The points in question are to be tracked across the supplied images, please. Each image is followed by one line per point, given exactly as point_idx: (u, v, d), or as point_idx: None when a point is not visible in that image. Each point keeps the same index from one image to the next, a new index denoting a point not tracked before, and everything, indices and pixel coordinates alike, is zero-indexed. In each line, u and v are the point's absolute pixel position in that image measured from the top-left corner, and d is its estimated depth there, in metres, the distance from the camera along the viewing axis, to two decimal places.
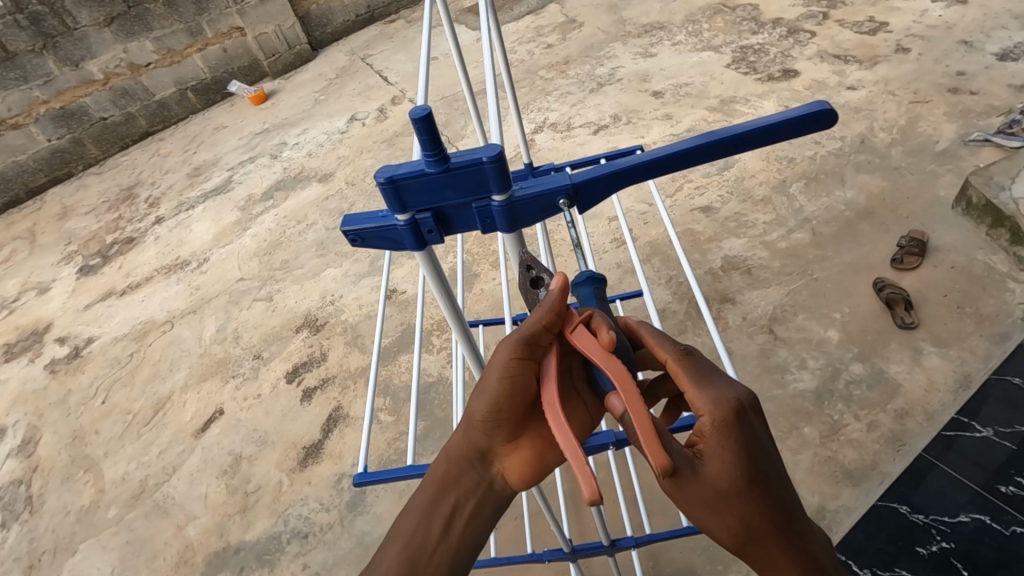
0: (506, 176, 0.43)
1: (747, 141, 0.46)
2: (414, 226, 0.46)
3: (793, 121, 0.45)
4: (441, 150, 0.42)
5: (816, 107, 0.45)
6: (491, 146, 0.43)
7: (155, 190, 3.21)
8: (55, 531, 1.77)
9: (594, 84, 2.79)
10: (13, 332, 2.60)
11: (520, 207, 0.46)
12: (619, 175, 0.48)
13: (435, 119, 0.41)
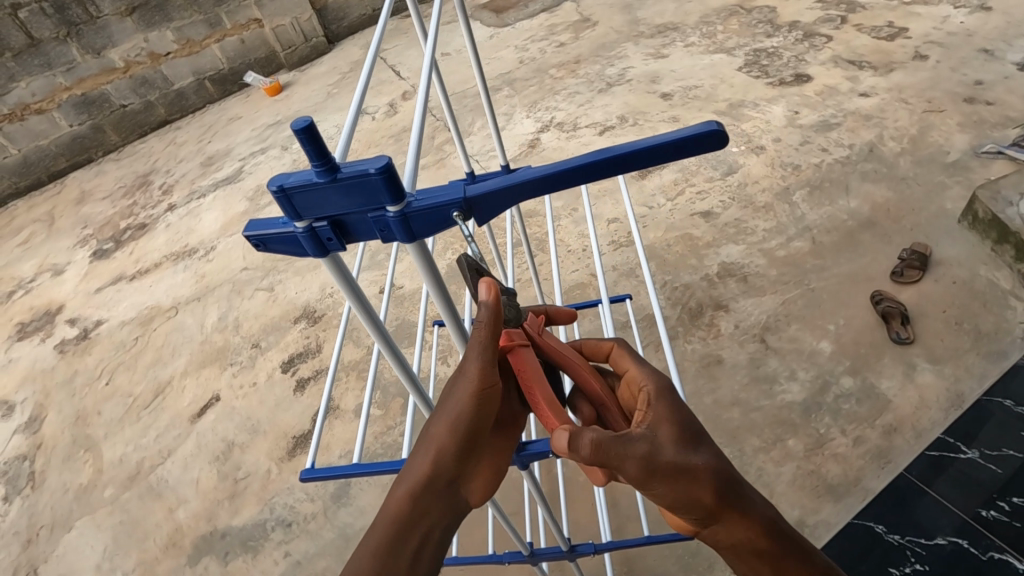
0: (398, 187, 0.42)
1: (640, 158, 0.44)
2: (308, 236, 0.44)
3: (689, 139, 0.43)
4: (328, 159, 0.40)
5: (710, 122, 0.42)
6: (380, 157, 0.41)
7: (169, 177, 3.27)
8: (54, 508, 1.82)
9: (603, 84, 2.77)
10: (27, 312, 2.68)
11: (417, 219, 0.44)
12: (516, 189, 0.45)
13: (319, 128, 0.39)
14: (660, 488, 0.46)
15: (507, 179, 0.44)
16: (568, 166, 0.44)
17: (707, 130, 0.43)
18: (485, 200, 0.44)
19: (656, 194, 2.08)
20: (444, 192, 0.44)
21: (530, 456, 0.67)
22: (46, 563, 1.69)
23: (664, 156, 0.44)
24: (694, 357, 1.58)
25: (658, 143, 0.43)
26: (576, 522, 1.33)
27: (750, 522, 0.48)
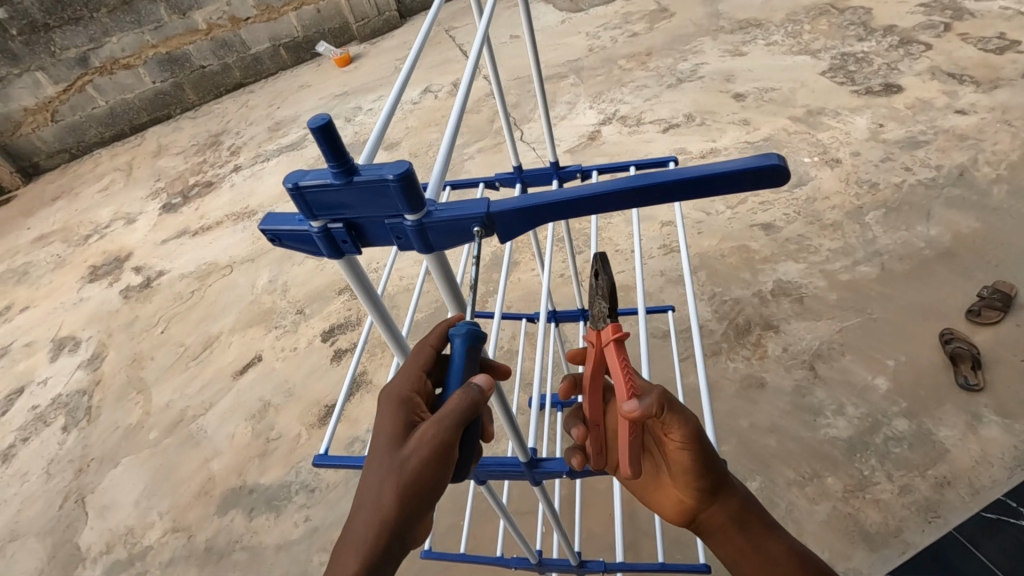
0: (414, 196, 0.41)
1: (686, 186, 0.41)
2: (321, 235, 0.44)
3: (748, 171, 0.40)
4: (344, 160, 0.40)
5: (770, 155, 0.40)
6: (397, 163, 0.41)
7: (238, 139, 3.39)
8: (104, 442, 1.95)
9: (674, 79, 2.66)
10: (100, 256, 2.86)
11: (433, 230, 0.44)
12: (541, 209, 0.44)
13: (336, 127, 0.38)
14: (691, 449, 0.60)
15: (531, 199, 0.45)
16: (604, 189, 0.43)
17: (767, 161, 0.41)
18: (507, 216, 0.45)
19: (715, 200, 1.99)
20: (466, 205, 0.44)
21: (544, 474, 0.66)
22: (92, 493, 1.81)
23: (713, 188, 0.42)
24: (735, 376, 1.51)
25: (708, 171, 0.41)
26: (590, 530, 1.30)
27: (734, 487, 0.65)
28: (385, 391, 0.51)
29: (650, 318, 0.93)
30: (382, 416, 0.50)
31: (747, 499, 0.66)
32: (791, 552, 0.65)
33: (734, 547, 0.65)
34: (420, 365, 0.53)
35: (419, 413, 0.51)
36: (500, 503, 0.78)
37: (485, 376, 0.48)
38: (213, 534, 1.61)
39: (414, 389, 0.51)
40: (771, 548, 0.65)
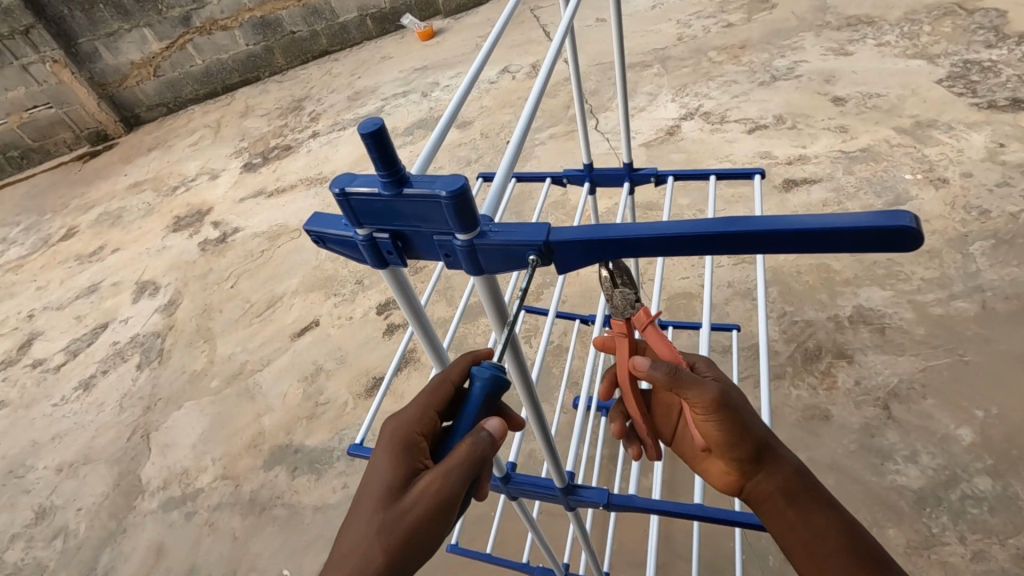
0: (463, 215, 0.42)
1: (778, 235, 0.41)
2: (369, 242, 0.47)
3: (857, 229, 0.40)
4: (395, 172, 0.41)
5: (901, 217, 0.39)
6: (449, 178, 0.41)
7: (318, 106, 3.48)
8: (171, 384, 2.08)
9: (767, 76, 2.48)
10: (184, 207, 3.04)
11: (483, 251, 0.44)
12: (615, 240, 0.45)
13: (388, 139, 0.40)
14: (724, 413, 0.59)
15: (602, 230, 0.45)
16: (687, 230, 0.43)
17: (895, 222, 0.39)
18: (569, 245, 0.45)
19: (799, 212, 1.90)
20: (520, 229, 0.45)
21: (584, 501, 0.63)
22: (156, 430, 1.94)
23: (825, 241, 0.41)
24: (797, 405, 1.40)
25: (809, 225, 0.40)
26: (621, 543, 1.26)
27: (783, 457, 0.62)
28: (392, 430, 0.53)
29: (715, 343, 0.86)
30: (384, 459, 0.51)
31: (797, 470, 0.62)
32: (850, 532, 0.60)
33: (783, 523, 0.61)
34: (428, 403, 0.54)
35: (423, 457, 0.52)
36: (529, 518, 0.77)
37: (496, 423, 0.49)
38: (258, 487, 1.69)
39: (421, 431, 0.53)
40: (825, 526, 0.60)
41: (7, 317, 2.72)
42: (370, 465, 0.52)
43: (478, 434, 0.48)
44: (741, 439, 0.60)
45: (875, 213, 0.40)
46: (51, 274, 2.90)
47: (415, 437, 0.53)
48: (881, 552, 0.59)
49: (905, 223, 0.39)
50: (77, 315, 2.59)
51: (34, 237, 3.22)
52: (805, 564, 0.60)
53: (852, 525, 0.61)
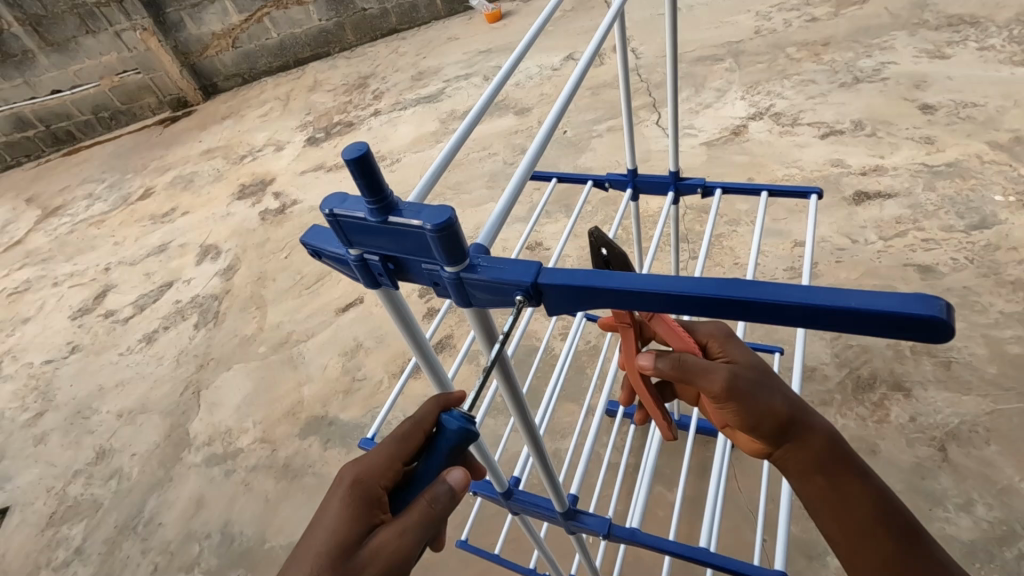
0: (448, 247, 0.42)
1: (781, 308, 0.39)
2: (361, 261, 0.47)
3: (868, 311, 0.37)
4: (381, 199, 0.41)
5: (928, 307, 0.35)
6: (438, 209, 0.41)
7: (383, 84, 3.53)
8: (224, 346, 2.20)
9: (849, 78, 2.31)
10: (250, 176, 3.17)
11: (470, 285, 0.44)
12: (607, 291, 0.43)
13: (374, 166, 0.40)
14: (747, 394, 0.56)
15: (593, 282, 0.44)
16: (688, 290, 0.41)
17: (923, 311, 0.36)
18: (558, 290, 0.44)
19: (868, 227, 1.76)
20: (509, 270, 0.44)
21: (585, 529, 0.65)
22: (206, 388, 2.06)
23: (840, 320, 0.38)
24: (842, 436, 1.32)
25: (817, 299, 0.38)
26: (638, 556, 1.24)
27: (815, 424, 0.60)
28: (354, 478, 0.51)
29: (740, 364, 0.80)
30: (343, 510, 0.50)
31: (828, 438, 0.60)
32: (881, 498, 0.59)
33: (814, 490, 0.60)
34: (394, 454, 0.52)
35: (383, 509, 0.51)
36: (533, 533, 0.79)
37: (460, 475, 0.48)
38: (293, 453, 1.76)
39: (384, 483, 0.51)
40: (859, 496, 0.59)
41: (87, 268, 2.94)
42: (327, 512, 0.50)
43: (441, 487, 0.48)
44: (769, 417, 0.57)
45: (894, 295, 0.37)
46: (128, 231, 3.10)
47: (376, 488, 0.51)
48: (909, 518, 0.59)
49: (932, 315, 0.36)
50: (146, 272, 2.76)
51: (116, 194, 3.45)
52: (832, 531, 0.60)
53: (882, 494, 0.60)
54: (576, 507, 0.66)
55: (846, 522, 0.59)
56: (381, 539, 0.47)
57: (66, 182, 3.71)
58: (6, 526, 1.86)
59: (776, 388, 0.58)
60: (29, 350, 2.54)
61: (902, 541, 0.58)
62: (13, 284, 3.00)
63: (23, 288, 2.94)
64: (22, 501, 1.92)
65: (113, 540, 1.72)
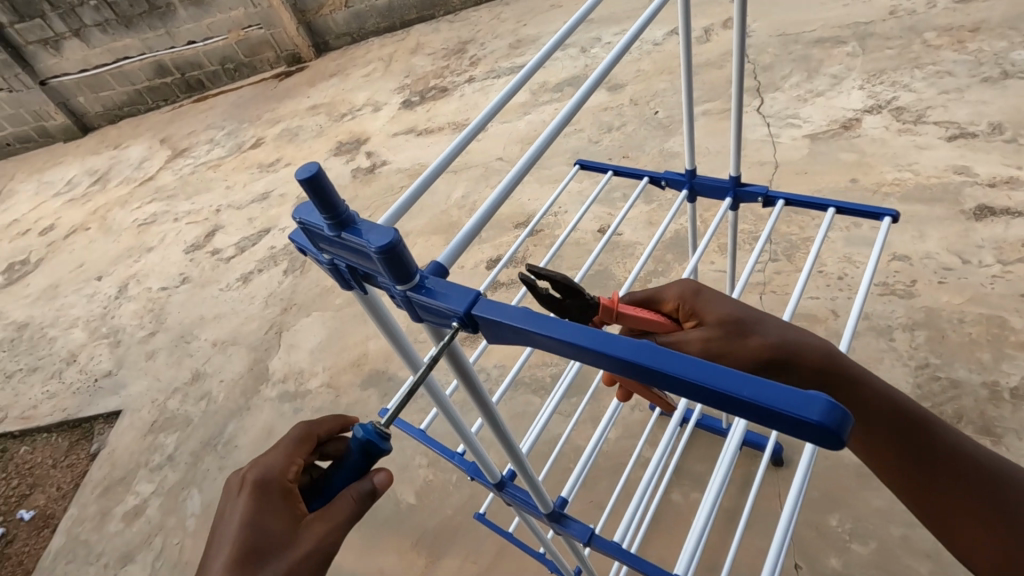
0: (396, 267, 0.43)
1: (678, 385, 0.37)
2: (331, 265, 0.49)
3: (761, 407, 0.34)
4: (336, 214, 0.43)
5: (815, 413, 0.33)
6: (383, 230, 0.42)
7: (481, 50, 3.53)
8: (306, 293, 2.37)
9: (995, 72, 2.02)
10: (348, 135, 3.33)
11: (419, 302, 0.46)
12: (526, 332, 0.43)
13: (327, 183, 0.42)
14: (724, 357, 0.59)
15: (515, 319, 0.43)
16: (596, 347, 0.39)
17: (812, 417, 0.33)
18: (487, 322, 0.44)
19: (984, 248, 1.57)
20: (448, 298, 0.45)
21: (568, 528, 0.68)
22: (287, 330, 2.24)
23: (732, 407, 0.36)
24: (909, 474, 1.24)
25: (713, 383, 0.35)
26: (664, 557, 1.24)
27: (807, 346, 0.58)
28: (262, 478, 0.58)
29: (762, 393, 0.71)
30: (258, 515, 0.55)
31: (822, 354, 0.58)
32: (883, 403, 0.59)
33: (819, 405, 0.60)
34: (294, 459, 0.61)
35: (299, 505, 0.57)
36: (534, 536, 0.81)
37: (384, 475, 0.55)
38: (353, 401, 1.89)
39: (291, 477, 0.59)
40: (863, 406, 0.59)
41: (202, 208, 3.25)
42: (238, 523, 0.54)
43: (360, 485, 0.53)
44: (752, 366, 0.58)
45: (801, 393, 0.34)
46: (238, 177, 3.39)
47: (285, 488, 0.58)
48: (913, 416, 0.60)
49: (819, 421, 0.33)
50: (249, 217, 3.01)
51: (232, 142, 3.76)
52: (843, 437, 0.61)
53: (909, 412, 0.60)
54: (563, 509, 0.69)
55: (884, 452, 0.60)
56: (319, 525, 0.53)
57: (193, 127, 4.09)
58: (119, 426, 2.17)
59: (753, 328, 0.59)
60: (150, 276, 2.88)
61: (898, 435, 0.59)
62: (143, 216, 3.39)
63: (150, 221, 3.31)
64: (133, 407, 2.22)
65: (198, 454, 1.95)
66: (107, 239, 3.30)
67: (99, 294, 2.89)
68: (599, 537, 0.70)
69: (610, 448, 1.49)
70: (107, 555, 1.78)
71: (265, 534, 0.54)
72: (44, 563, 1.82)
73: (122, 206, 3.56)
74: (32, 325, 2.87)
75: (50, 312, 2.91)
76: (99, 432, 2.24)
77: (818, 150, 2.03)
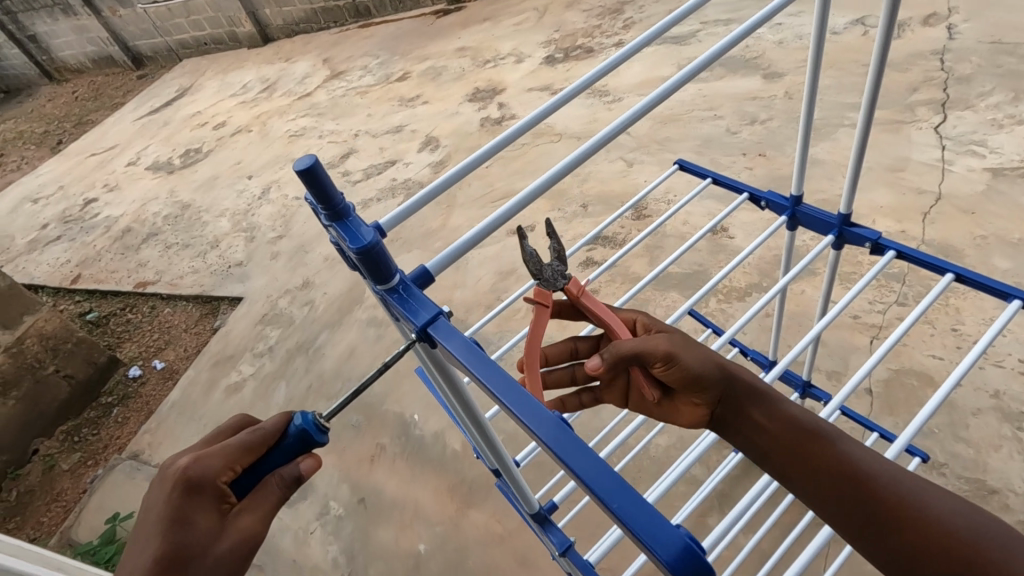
0: (377, 269, 0.52)
1: (564, 470, 0.39)
2: (335, 245, 0.59)
3: (621, 523, 0.36)
4: (332, 204, 0.52)
5: (664, 554, 0.34)
6: (367, 233, 0.50)
7: (637, 14, 3.35)
8: (412, 230, 2.49)
9: None
10: (486, 82, 3.36)
11: (395, 300, 0.55)
12: (472, 362, 0.47)
13: (322, 174, 0.50)
14: (685, 354, 0.60)
15: (468, 354, 0.48)
16: (518, 410, 0.43)
17: (662, 551, 0.35)
18: (441, 336, 0.51)
19: None
20: (413, 311, 0.53)
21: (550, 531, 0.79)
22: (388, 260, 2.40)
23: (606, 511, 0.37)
24: None
25: (592, 483, 0.37)
26: None
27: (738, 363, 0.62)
28: (189, 474, 0.55)
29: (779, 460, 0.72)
30: (181, 513, 0.54)
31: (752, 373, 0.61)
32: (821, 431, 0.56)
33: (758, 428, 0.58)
34: (230, 456, 0.57)
35: (227, 500, 0.58)
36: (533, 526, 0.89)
37: (310, 463, 0.61)
38: None
39: (225, 478, 0.57)
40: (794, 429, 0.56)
41: (343, 130, 3.49)
42: (158, 519, 0.54)
43: (292, 473, 0.60)
44: (698, 376, 0.60)
45: (665, 523, 0.36)
46: (379, 107, 3.57)
47: (217, 488, 0.56)
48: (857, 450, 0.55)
49: (664, 561, 0.34)
50: (381, 146, 3.19)
51: (382, 72, 3.96)
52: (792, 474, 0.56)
53: (855, 456, 0.54)
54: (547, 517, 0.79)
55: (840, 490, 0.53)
56: (247, 521, 0.57)
57: (352, 52, 4.35)
58: (237, 311, 2.48)
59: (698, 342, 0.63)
60: (289, 184, 3.18)
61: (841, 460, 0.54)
62: (295, 128, 3.71)
63: (299, 134, 3.63)
64: (252, 298, 2.52)
65: (293, 352, 2.18)
66: (263, 144, 3.68)
67: (247, 192, 3.26)
68: (575, 551, 0.79)
69: (658, 453, 1.45)
70: (207, 417, 2.08)
71: (189, 533, 0.54)
72: (163, 410, 2.18)
73: (280, 116, 3.92)
74: (193, 208, 3.32)
75: (208, 200, 3.33)
76: (223, 311, 2.58)
77: (1001, 190, 1.71)
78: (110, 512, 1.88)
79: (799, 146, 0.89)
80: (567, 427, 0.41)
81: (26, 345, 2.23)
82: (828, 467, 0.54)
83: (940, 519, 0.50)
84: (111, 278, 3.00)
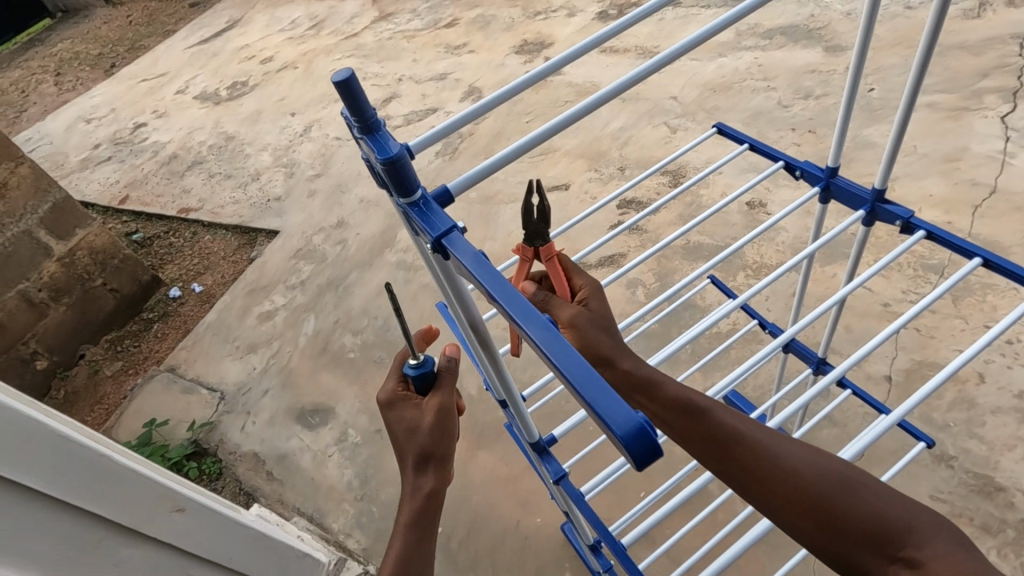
0: (405, 180, 0.55)
1: (545, 363, 0.42)
2: (366, 161, 0.61)
3: (585, 403, 0.39)
4: (363, 117, 0.53)
5: (621, 427, 0.37)
6: (394, 146, 0.53)
7: None
8: (448, 179, 2.52)
9: None
10: (535, 35, 3.28)
11: (417, 213, 0.58)
12: (477, 269, 0.50)
13: (357, 86, 0.51)
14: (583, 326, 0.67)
15: (473, 262, 0.51)
16: (510, 312, 0.46)
17: (621, 427, 0.37)
18: (452, 246, 0.54)
19: None
20: (431, 222, 0.56)
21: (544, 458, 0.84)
22: None
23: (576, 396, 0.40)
24: None
25: (568, 372, 0.40)
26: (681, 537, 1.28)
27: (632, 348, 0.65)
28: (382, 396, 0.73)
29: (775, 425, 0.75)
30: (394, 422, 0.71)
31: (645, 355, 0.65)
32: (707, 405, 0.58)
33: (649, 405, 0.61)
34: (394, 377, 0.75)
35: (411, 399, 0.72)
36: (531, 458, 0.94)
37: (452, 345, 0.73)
38: None
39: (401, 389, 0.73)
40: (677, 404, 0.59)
41: (387, 74, 3.48)
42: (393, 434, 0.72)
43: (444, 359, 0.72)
44: (587, 350, 0.66)
45: (623, 407, 0.38)
46: (425, 53, 3.53)
47: (402, 397, 0.72)
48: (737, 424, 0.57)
49: (619, 434, 0.37)
50: (423, 93, 3.18)
51: (431, 16, 3.89)
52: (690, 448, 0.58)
53: (732, 424, 0.57)
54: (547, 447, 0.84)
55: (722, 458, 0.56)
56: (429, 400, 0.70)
57: None
58: (274, 243, 2.56)
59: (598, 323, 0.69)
60: (331, 125, 3.22)
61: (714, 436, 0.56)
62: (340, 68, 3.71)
63: None
64: (288, 232, 2.60)
65: (324, 287, 2.26)
66: (308, 82, 3.69)
67: (290, 128, 3.31)
68: (569, 482, 0.83)
69: None
70: (240, 340, 2.19)
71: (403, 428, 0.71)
72: (200, 329, 2.30)
73: (326, 55, 3.92)
74: (236, 140, 3.38)
75: (252, 133, 3.39)
76: (260, 243, 2.67)
77: None
78: (147, 417, 2.02)
79: (839, 121, 0.86)
80: (554, 328, 0.44)
81: (77, 257, 2.36)
82: (713, 436, 0.56)
83: (815, 466, 0.53)
84: (157, 203, 3.11)
